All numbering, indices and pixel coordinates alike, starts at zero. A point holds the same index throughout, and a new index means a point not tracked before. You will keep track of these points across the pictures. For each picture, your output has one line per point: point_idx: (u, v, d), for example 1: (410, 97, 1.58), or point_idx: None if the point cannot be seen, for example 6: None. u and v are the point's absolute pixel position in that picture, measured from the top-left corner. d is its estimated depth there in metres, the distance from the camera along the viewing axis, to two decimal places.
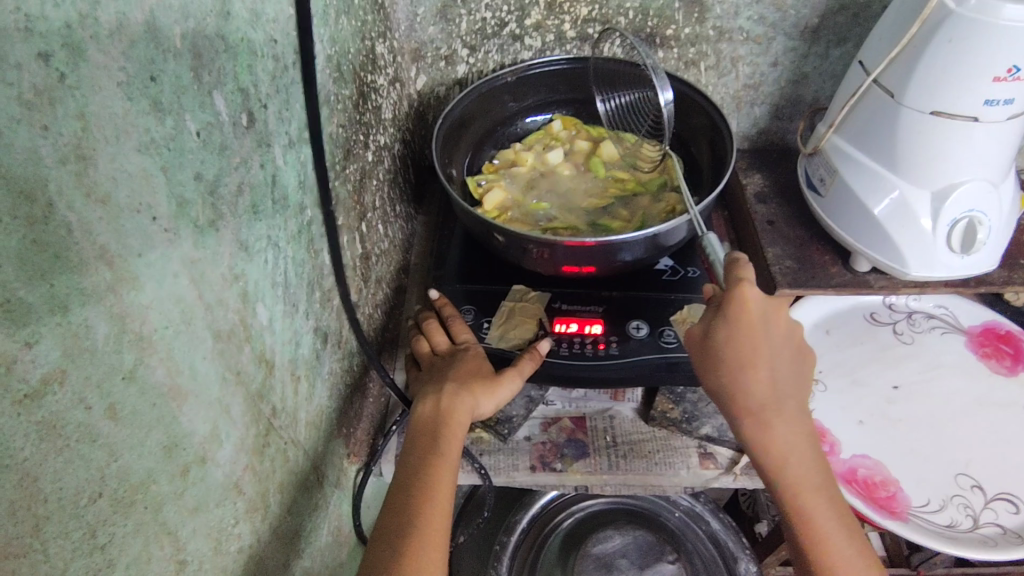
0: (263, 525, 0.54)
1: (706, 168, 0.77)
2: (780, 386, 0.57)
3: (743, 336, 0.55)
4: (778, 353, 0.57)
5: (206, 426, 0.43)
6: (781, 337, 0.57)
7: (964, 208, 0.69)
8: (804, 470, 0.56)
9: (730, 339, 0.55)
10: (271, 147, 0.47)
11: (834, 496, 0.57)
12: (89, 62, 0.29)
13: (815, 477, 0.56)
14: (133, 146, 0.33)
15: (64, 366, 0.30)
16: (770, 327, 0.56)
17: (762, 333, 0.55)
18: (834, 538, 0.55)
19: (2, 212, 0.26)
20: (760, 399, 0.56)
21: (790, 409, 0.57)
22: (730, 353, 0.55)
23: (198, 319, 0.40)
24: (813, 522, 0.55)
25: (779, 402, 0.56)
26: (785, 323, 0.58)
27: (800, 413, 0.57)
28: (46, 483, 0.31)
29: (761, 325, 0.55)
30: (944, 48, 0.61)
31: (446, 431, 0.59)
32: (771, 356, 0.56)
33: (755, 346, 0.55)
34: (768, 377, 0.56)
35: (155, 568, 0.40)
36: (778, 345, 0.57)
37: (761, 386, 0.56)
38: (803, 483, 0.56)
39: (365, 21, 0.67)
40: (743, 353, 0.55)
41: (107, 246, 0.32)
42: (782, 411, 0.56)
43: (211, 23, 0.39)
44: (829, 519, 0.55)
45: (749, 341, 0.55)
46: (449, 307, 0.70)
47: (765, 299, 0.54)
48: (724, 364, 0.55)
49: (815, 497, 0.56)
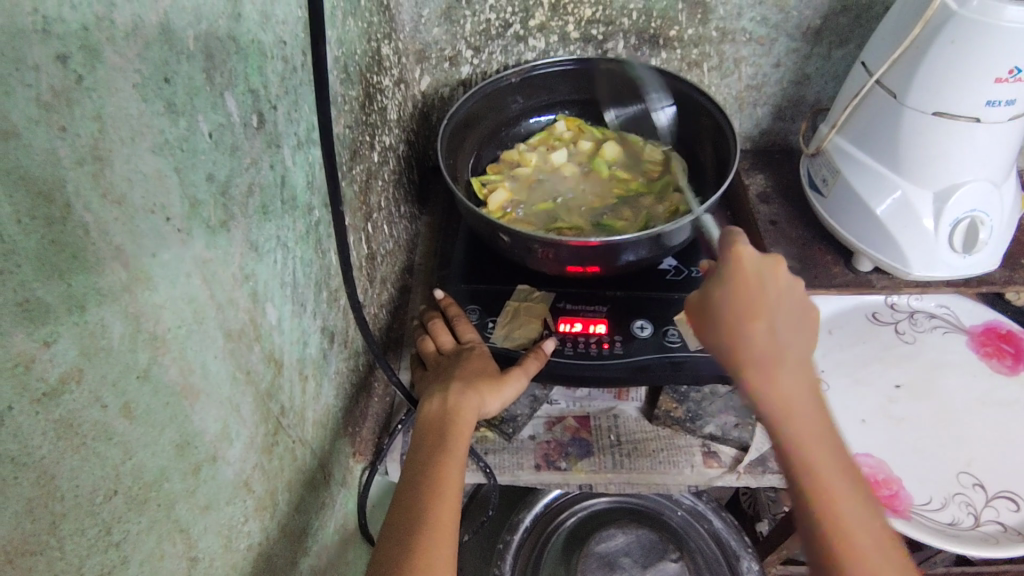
0: (271, 523, 0.54)
1: (710, 169, 0.77)
2: (792, 353, 0.56)
3: (743, 291, 0.56)
4: (788, 320, 0.57)
5: (217, 424, 0.43)
6: (790, 305, 0.57)
7: (966, 208, 0.70)
8: (816, 437, 0.54)
9: (734, 293, 0.56)
10: (280, 148, 0.48)
11: (848, 471, 0.54)
12: (105, 64, 0.30)
13: (828, 450, 0.54)
14: (148, 148, 0.33)
15: (82, 364, 0.31)
16: (775, 289, 0.57)
17: (765, 292, 0.56)
18: (847, 513, 0.52)
19: (22, 212, 0.27)
20: (770, 360, 0.55)
21: (803, 378, 0.55)
22: (733, 308, 0.56)
23: (209, 318, 0.40)
24: (825, 491, 0.52)
25: (790, 367, 0.55)
26: (795, 295, 0.58)
27: (812, 383, 0.56)
28: (64, 481, 0.31)
29: (764, 286, 0.56)
30: (947, 49, 0.62)
31: (453, 429, 0.60)
32: (780, 320, 0.56)
33: (759, 304, 0.56)
34: (778, 341, 0.56)
35: (167, 565, 0.40)
36: (786, 311, 0.57)
37: (769, 347, 0.55)
38: (815, 451, 0.53)
39: (371, 23, 0.67)
40: (747, 309, 0.55)
41: (123, 247, 0.32)
42: (794, 376, 0.55)
43: (223, 25, 0.39)
44: (842, 491, 0.53)
45: (752, 298, 0.56)
46: (454, 307, 0.70)
47: (761, 258, 0.57)
48: (727, 319, 0.56)
49: (827, 466, 0.53)
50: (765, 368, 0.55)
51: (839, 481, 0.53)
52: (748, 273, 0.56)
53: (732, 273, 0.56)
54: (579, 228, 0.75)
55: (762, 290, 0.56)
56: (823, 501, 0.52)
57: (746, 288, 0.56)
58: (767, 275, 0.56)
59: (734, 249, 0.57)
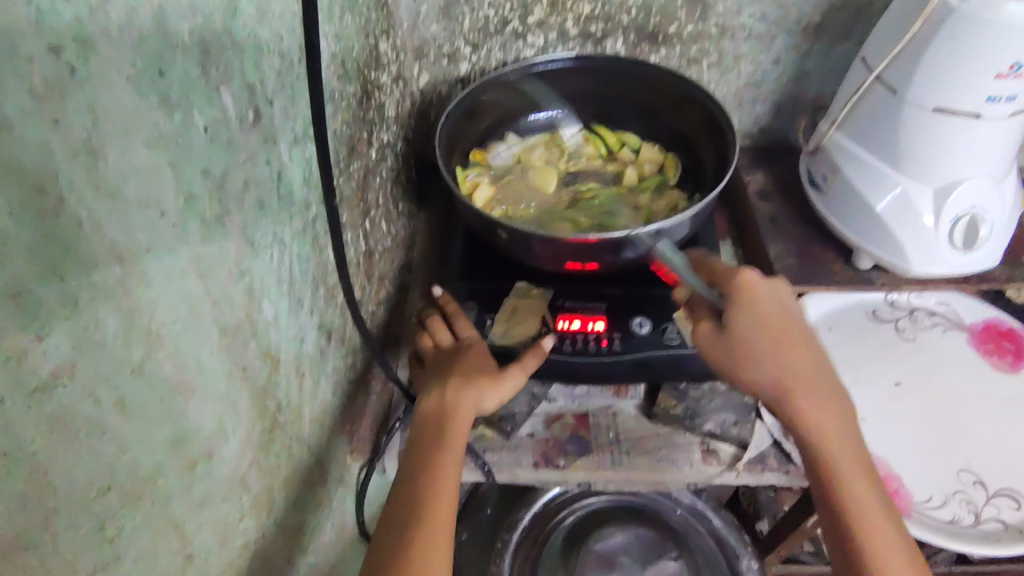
0: (268, 520, 0.54)
1: (709, 166, 0.77)
2: (816, 371, 0.59)
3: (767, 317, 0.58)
4: (807, 339, 0.60)
5: (213, 420, 0.43)
6: (805, 324, 0.60)
7: (966, 205, 0.70)
8: (846, 451, 0.57)
9: (757, 320, 0.57)
10: (276, 144, 0.47)
11: (875, 481, 0.57)
12: (100, 57, 0.30)
13: (857, 461, 0.57)
14: (142, 141, 0.33)
15: (74, 359, 0.31)
16: (790, 313, 0.59)
17: (782, 316, 0.58)
18: (880, 524, 0.55)
19: (15, 204, 0.27)
20: (797, 382, 0.58)
21: (829, 394, 0.58)
22: (758, 336, 0.57)
23: (205, 314, 0.40)
24: (859, 505, 0.55)
25: (814, 385, 0.58)
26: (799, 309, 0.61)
27: (840, 397, 0.59)
28: (57, 476, 0.31)
29: (780, 309, 0.59)
30: (947, 44, 0.61)
31: (451, 424, 0.59)
32: (800, 340, 0.59)
33: (779, 328, 0.58)
34: (803, 361, 0.58)
35: (162, 563, 0.40)
36: (805, 331, 0.60)
37: (794, 370, 0.58)
38: (845, 465, 0.56)
39: (369, 19, 0.67)
40: (770, 335, 0.57)
41: (116, 241, 0.32)
42: (821, 394, 0.58)
43: (219, 19, 0.39)
44: (873, 504, 0.55)
45: (770, 323, 0.57)
46: (452, 305, 0.70)
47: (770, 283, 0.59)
48: (754, 347, 0.57)
49: (857, 480, 0.56)
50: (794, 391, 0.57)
51: (869, 492, 0.56)
52: (763, 299, 0.58)
53: (749, 302, 0.57)
54: (577, 224, 0.74)
55: (779, 314, 0.58)
56: (858, 516, 0.55)
57: (766, 314, 0.58)
58: (779, 299, 0.59)
59: (744, 277, 0.59)
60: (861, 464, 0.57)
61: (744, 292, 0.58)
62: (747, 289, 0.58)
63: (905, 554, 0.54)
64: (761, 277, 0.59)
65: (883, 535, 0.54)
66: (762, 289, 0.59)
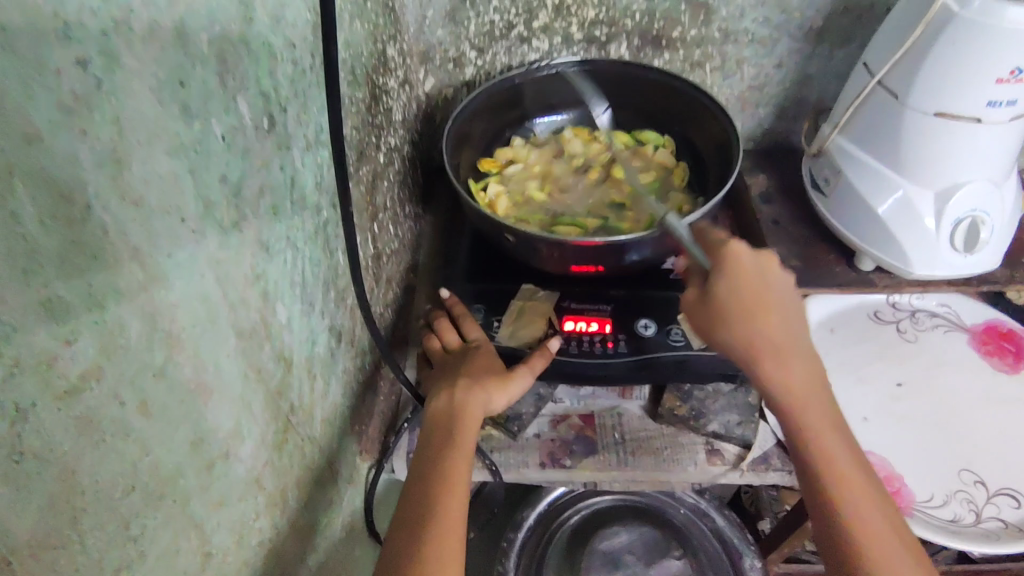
0: (281, 519, 0.55)
1: (712, 171, 0.79)
2: (786, 336, 0.59)
3: (748, 286, 0.58)
4: (784, 306, 0.60)
5: (229, 421, 0.44)
6: (782, 291, 0.60)
7: (967, 208, 0.70)
8: (821, 415, 0.58)
9: (735, 290, 0.57)
10: (290, 150, 0.48)
11: (850, 445, 0.58)
12: (123, 69, 0.30)
13: (832, 426, 0.58)
14: (164, 150, 0.34)
15: (101, 363, 0.32)
16: (769, 281, 0.59)
17: (762, 284, 0.58)
18: (856, 487, 0.56)
19: (44, 213, 0.27)
20: (774, 344, 0.58)
21: (801, 358, 0.59)
22: (738, 306, 0.57)
23: (222, 318, 0.41)
24: (836, 469, 0.56)
25: (792, 350, 0.59)
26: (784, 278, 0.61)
27: (812, 363, 0.60)
28: (85, 476, 0.32)
29: (763, 277, 0.59)
30: (948, 50, 0.62)
31: (460, 424, 0.60)
32: (776, 307, 0.59)
33: (760, 296, 0.58)
34: (783, 327, 0.59)
35: (182, 561, 0.41)
36: (786, 298, 0.60)
37: (775, 337, 0.58)
38: (817, 428, 0.57)
39: (377, 24, 0.68)
40: (750, 301, 0.57)
41: (140, 247, 0.33)
42: (798, 359, 0.59)
43: (236, 29, 0.39)
44: (851, 469, 0.56)
45: (752, 293, 0.58)
46: (460, 307, 0.71)
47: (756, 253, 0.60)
48: (734, 313, 0.57)
49: (832, 443, 0.57)
50: (767, 354, 0.58)
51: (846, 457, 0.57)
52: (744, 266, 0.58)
53: (731, 271, 0.58)
54: (582, 225, 0.75)
55: (759, 283, 0.58)
56: (834, 478, 0.56)
57: (744, 282, 0.58)
58: (762, 269, 0.59)
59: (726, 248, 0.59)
60: (835, 429, 0.58)
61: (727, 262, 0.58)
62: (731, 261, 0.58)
63: (884, 514, 0.55)
64: (748, 246, 0.60)
65: (861, 497, 0.55)
66: (747, 258, 0.59)
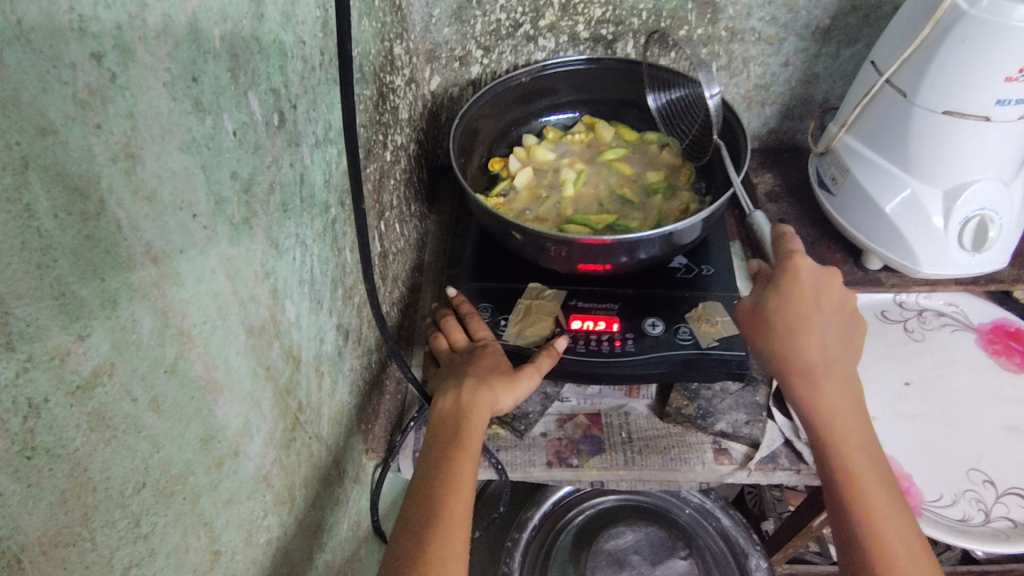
0: (289, 518, 0.55)
1: (718, 165, 0.79)
2: (830, 354, 0.60)
3: (796, 301, 0.58)
4: (830, 328, 0.60)
5: (239, 419, 0.44)
6: (834, 311, 0.60)
7: (976, 207, 0.70)
8: (855, 437, 0.59)
9: (781, 305, 0.58)
10: (299, 147, 0.48)
11: (882, 469, 0.59)
12: (138, 63, 0.30)
13: (863, 449, 0.59)
14: (176, 145, 0.34)
15: (113, 358, 0.31)
16: (821, 300, 0.59)
17: (813, 303, 0.59)
18: (880, 509, 0.57)
19: (59, 207, 0.27)
20: (812, 363, 0.59)
21: (839, 379, 0.60)
22: (783, 319, 0.58)
23: (232, 315, 0.41)
24: (861, 490, 0.57)
25: (831, 371, 0.59)
26: (841, 299, 0.61)
27: (849, 385, 0.60)
28: (96, 473, 0.32)
29: (815, 298, 0.59)
30: (957, 49, 0.62)
31: (468, 422, 0.60)
32: (821, 326, 0.59)
33: (808, 314, 0.59)
34: (822, 345, 0.60)
35: (191, 559, 0.41)
36: (834, 322, 0.61)
37: (816, 354, 0.59)
38: (849, 445, 0.58)
39: (384, 22, 0.68)
40: (794, 320, 0.58)
41: (152, 243, 0.33)
42: (840, 381, 0.60)
43: (247, 25, 0.39)
44: (878, 495, 0.57)
45: (799, 309, 0.58)
46: (466, 305, 0.71)
47: (819, 271, 0.59)
48: (783, 335, 0.59)
49: (864, 464, 0.58)
50: (805, 370, 0.59)
51: (875, 478, 0.58)
52: (802, 286, 0.58)
53: (786, 284, 0.58)
54: (591, 224, 0.74)
55: (810, 300, 0.58)
56: (860, 501, 0.57)
57: (796, 296, 0.58)
58: (818, 286, 0.59)
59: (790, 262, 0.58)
60: (869, 452, 0.58)
61: (784, 276, 0.58)
62: (790, 276, 0.58)
63: (900, 535, 0.56)
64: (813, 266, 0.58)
65: (881, 512, 0.56)
66: (808, 275, 0.59)
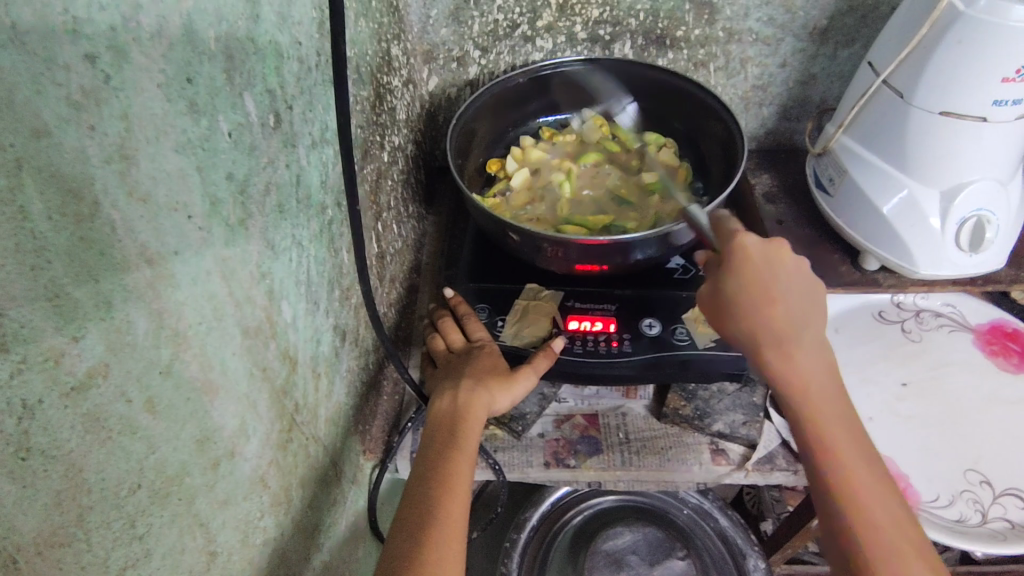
0: (286, 519, 0.55)
1: (716, 166, 0.79)
2: (800, 327, 0.57)
3: (758, 279, 0.56)
4: (797, 302, 0.57)
5: (235, 420, 0.44)
6: (797, 282, 0.58)
7: (973, 207, 0.70)
8: (830, 409, 0.57)
9: (742, 286, 0.56)
10: (296, 148, 0.48)
11: (859, 438, 0.57)
12: (132, 64, 0.30)
13: (840, 421, 0.57)
14: (171, 146, 0.34)
15: (108, 360, 0.31)
16: (781, 276, 0.57)
17: (772, 281, 0.56)
18: (864, 486, 0.55)
19: (53, 209, 0.27)
20: (783, 344, 0.57)
21: (812, 351, 0.57)
22: (746, 300, 0.56)
23: (228, 316, 0.41)
24: (843, 467, 0.56)
25: (804, 345, 0.57)
26: (801, 269, 0.59)
27: (822, 355, 0.58)
28: (91, 474, 0.32)
29: (773, 272, 0.57)
30: (953, 49, 0.62)
31: (464, 423, 0.60)
32: (787, 302, 0.57)
33: (773, 292, 0.56)
34: (792, 321, 0.57)
35: (187, 559, 0.41)
36: (800, 294, 0.58)
37: (784, 332, 0.56)
38: (825, 419, 0.57)
39: (381, 23, 0.68)
40: (759, 300, 0.56)
41: (147, 244, 0.33)
42: (813, 355, 0.57)
43: (242, 26, 0.39)
44: (859, 469, 0.56)
45: (763, 287, 0.56)
46: (464, 306, 0.71)
47: (762, 244, 0.57)
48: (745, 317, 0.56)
49: (842, 437, 0.57)
50: (778, 349, 0.56)
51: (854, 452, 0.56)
52: (756, 262, 0.56)
53: (742, 262, 0.56)
54: (588, 224, 0.74)
55: (771, 277, 0.56)
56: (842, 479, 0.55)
57: (755, 273, 0.56)
58: (773, 260, 0.57)
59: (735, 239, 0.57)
60: (845, 423, 0.57)
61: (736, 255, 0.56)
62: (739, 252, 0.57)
63: (886, 511, 0.55)
64: (757, 242, 0.57)
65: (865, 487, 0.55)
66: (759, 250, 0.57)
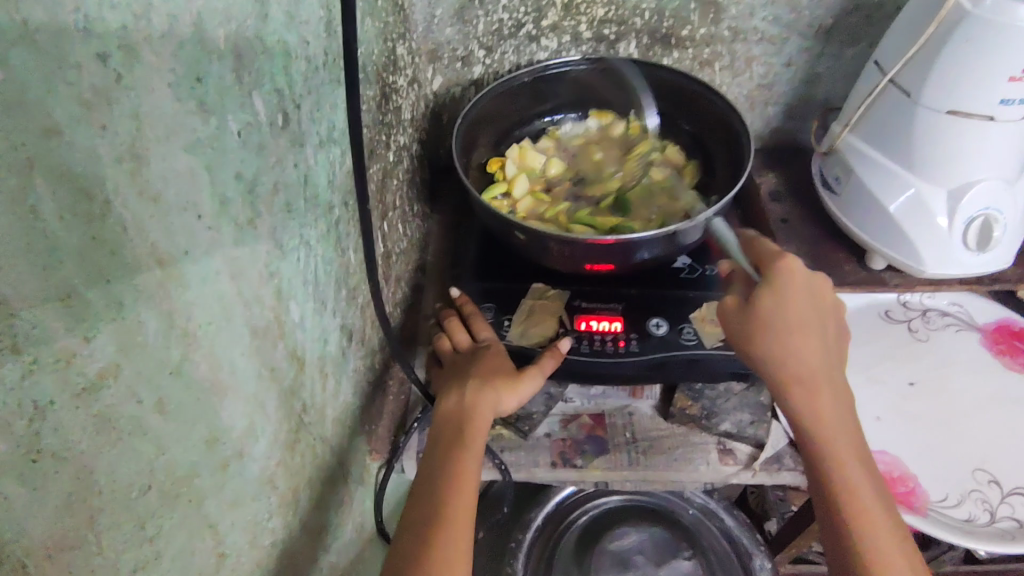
0: (294, 520, 0.55)
1: (722, 166, 0.79)
2: (824, 356, 0.60)
3: (790, 304, 0.59)
4: (824, 331, 0.61)
5: (244, 420, 0.44)
6: (826, 313, 0.61)
7: (980, 206, 0.70)
8: (846, 437, 0.58)
9: (777, 305, 0.59)
10: (303, 148, 0.48)
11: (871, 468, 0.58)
12: (143, 63, 0.30)
13: (856, 452, 0.58)
14: (181, 146, 0.33)
15: (119, 361, 0.31)
16: (812, 303, 0.60)
17: (808, 304, 0.60)
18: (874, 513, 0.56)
19: (64, 208, 0.27)
20: (808, 368, 0.59)
21: (834, 382, 0.60)
22: (779, 318, 0.59)
23: (237, 316, 0.41)
24: (853, 492, 0.57)
25: (827, 374, 0.60)
26: (831, 304, 0.63)
27: (843, 388, 0.60)
28: (102, 475, 0.32)
29: (808, 298, 0.60)
30: (961, 47, 0.62)
31: (470, 422, 0.60)
32: (813, 328, 0.60)
33: (803, 316, 0.59)
34: (817, 348, 0.60)
35: (197, 561, 0.41)
36: (826, 326, 0.61)
37: (809, 356, 0.59)
38: (841, 447, 0.58)
39: (387, 22, 0.68)
40: (789, 320, 0.59)
41: (157, 244, 0.32)
42: (829, 385, 0.59)
43: (251, 25, 0.39)
44: (870, 499, 0.56)
45: (793, 309, 0.59)
46: (469, 306, 0.70)
47: (805, 273, 0.61)
48: (773, 330, 0.59)
49: (857, 466, 0.58)
50: (801, 372, 0.59)
51: (866, 479, 0.57)
52: (795, 286, 0.60)
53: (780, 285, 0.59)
54: (596, 224, 0.74)
55: (802, 301, 0.59)
56: (852, 503, 0.56)
57: (791, 297, 0.59)
58: (810, 289, 0.61)
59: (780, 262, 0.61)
60: (859, 452, 0.58)
61: (779, 276, 0.60)
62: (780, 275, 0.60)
63: (891, 538, 0.55)
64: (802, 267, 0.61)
65: (874, 514, 0.56)
66: (799, 277, 0.60)
